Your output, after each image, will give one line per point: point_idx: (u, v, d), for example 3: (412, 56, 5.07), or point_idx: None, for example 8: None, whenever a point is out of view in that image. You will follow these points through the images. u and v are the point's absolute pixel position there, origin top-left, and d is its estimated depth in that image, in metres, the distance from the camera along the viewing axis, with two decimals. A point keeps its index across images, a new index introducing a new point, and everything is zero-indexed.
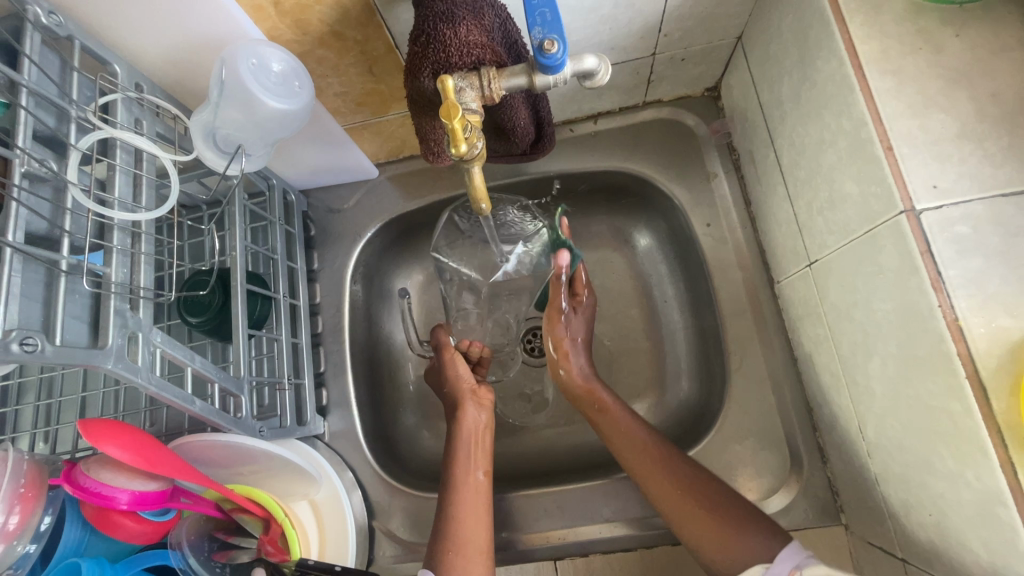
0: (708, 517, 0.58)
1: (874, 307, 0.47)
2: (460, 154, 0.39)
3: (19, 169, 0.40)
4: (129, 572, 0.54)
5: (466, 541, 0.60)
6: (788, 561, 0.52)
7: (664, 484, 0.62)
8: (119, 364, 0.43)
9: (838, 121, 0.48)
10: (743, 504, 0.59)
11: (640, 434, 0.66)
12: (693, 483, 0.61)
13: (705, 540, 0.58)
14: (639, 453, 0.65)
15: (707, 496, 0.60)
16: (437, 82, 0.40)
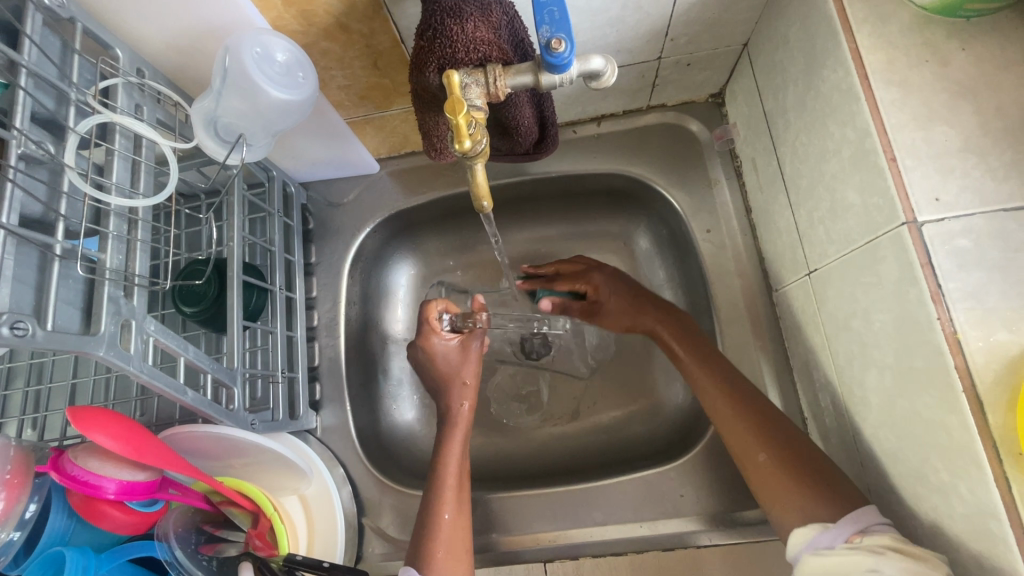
0: (788, 472, 0.54)
1: (873, 318, 0.47)
2: (463, 150, 0.38)
3: (15, 150, 0.39)
4: (114, 563, 0.52)
5: (448, 540, 0.60)
6: (854, 522, 0.48)
7: (740, 424, 0.59)
8: (111, 352, 0.42)
9: (842, 131, 0.48)
10: (835, 472, 0.53)
11: (724, 375, 0.63)
12: (779, 430, 0.57)
13: (772, 490, 0.55)
14: (716, 393, 0.62)
15: (790, 452, 0.55)
16: (443, 77, 0.40)
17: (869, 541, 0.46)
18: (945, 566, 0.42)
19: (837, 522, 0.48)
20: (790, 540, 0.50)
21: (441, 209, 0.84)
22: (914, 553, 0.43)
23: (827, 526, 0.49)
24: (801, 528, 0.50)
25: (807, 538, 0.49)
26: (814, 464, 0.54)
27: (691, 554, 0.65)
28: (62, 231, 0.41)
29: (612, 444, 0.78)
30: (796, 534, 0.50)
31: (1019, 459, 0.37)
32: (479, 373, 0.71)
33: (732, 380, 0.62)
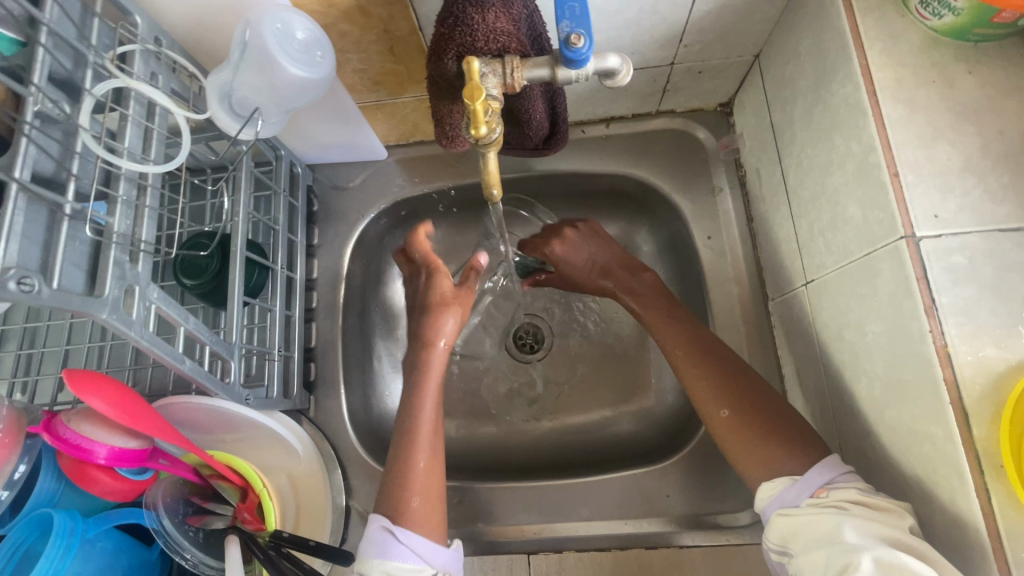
0: (755, 419, 0.57)
1: (866, 329, 0.49)
2: (479, 136, 0.39)
3: (32, 107, 0.39)
4: (101, 529, 0.51)
5: (426, 490, 0.59)
6: (818, 476, 0.50)
7: (708, 383, 0.61)
8: (114, 315, 0.42)
9: (848, 144, 0.49)
10: (794, 417, 0.56)
11: (698, 336, 0.65)
12: (744, 388, 0.59)
13: (740, 437, 0.57)
14: (688, 351, 0.64)
15: (755, 399, 0.58)
16: (464, 62, 0.41)
17: (834, 495, 0.48)
18: (904, 515, 0.45)
19: (804, 476, 0.51)
20: (760, 492, 0.53)
21: (445, 200, 0.84)
22: (873, 502, 0.46)
23: (795, 478, 0.51)
24: (768, 482, 0.53)
25: (775, 491, 0.51)
26: (777, 415, 0.57)
27: (674, 553, 0.66)
28: (73, 191, 0.41)
29: (602, 442, 0.79)
30: (766, 487, 0.52)
31: (1000, 470, 0.38)
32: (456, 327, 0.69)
33: (705, 341, 0.64)
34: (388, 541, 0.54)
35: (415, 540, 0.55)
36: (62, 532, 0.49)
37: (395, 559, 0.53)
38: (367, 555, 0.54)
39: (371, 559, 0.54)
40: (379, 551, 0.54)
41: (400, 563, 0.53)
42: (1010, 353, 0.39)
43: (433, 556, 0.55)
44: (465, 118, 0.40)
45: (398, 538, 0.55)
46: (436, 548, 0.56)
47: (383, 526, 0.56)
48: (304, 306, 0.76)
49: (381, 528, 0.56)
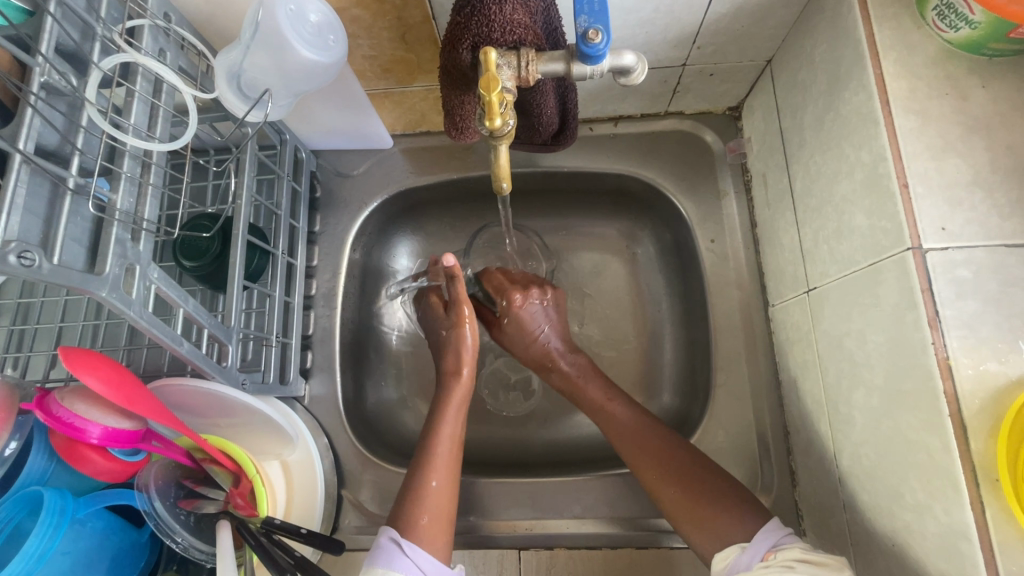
0: (678, 485, 0.60)
1: (867, 338, 0.49)
2: (494, 128, 0.38)
3: (39, 78, 0.38)
4: (91, 509, 0.50)
5: (435, 511, 0.61)
6: (764, 540, 0.53)
7: (652, 466, 0.62)
8: (113, 294, 0.42)
9: (857, 153, 0.49)
10: (713, 474, 0.60)
11: (640, 423, 0.66)
12: (686, 465, 0.61)
13: (685, 516, 0.59)
14: (632, 438, 0.65)
15: (677, 462, 0.62)
16: (480, 53, 0.39)
17: (780, 556, 0.50)
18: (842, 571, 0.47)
19: (751, 541, 0.53)
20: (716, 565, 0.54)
21: (449, 192, 0.84)
22: (815, 560, 0.48)
23: (744, 546, 0.54)
24: (721, 552, 0.55)
25: (727, 560, 0.54)
26: (720, 486, 0.59)
27: (663, 553, 0.66)
28: (77, 166, 0.41)
29: (595, 441, 0.79)
30: (719, 557, 0.55)
31: (995, 483, 0.38)
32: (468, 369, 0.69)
33: (646, 424, 0.66)
34: (393, 553, 0.56)
35: (419, 554, 0.57)
36: (52, 510, 0.47)
37: (399, 569, 0.55)
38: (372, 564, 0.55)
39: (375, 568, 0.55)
40: (384, 561, 0.55)
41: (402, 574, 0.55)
42: (1010, 368, 0.39)
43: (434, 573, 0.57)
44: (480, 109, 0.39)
45: (404, 552, 0.56)
46: (438, 565, 0.57)
47: (392, 538, 0.57)
48: (303, 292, 0.75)
49: (388, 540, 0.57)
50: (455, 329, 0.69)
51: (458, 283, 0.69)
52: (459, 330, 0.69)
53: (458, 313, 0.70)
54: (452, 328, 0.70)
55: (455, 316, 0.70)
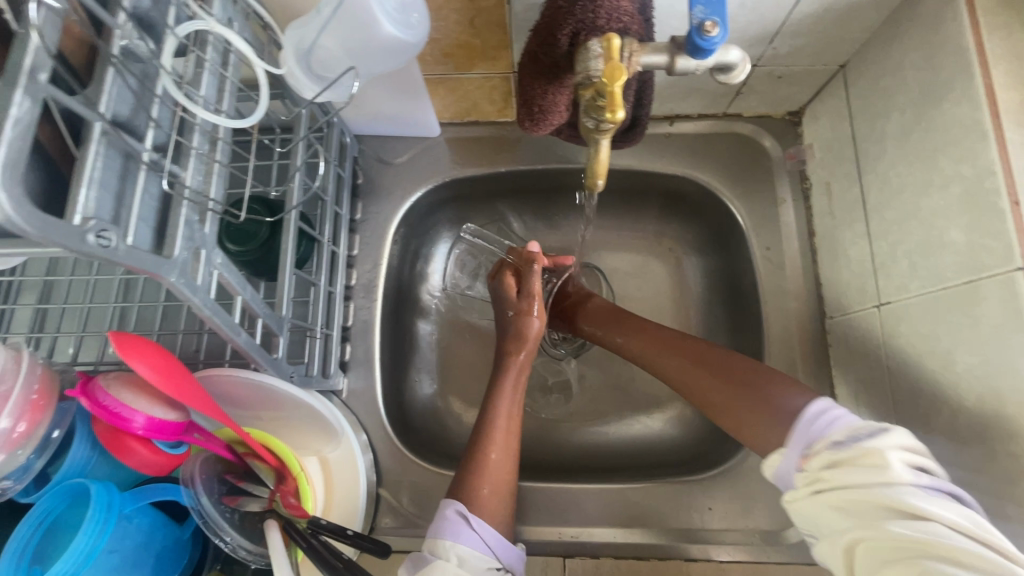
0: (711, 372, 0.56)
1: (957, 359, 0.48)
2: (615, 120, 0.37)
3: (118, 42, 0.35)
4: (137, 504, 0.48)
5: (495, 480, 0.60)
6: (799, 439, 0.45)
7: (690, 370, 0.58)
8: (181, 279, 0.39)
9: (957, 166, 0.47)
10: (744, 362, 0.55)
11: (663, 334, 0.64)
12: (726, 362, 0.56)
13: (733, 419, 0.53)
14: (656, 352, 0.63)
15: (703, 351, 0.59)
16: (603, 38, 0.38)
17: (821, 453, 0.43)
18: (886, 463, 0.39)
19: (788, 442, 0.46)
20: (765, 468, 0.48)
21: (494, 185, 0.81)
22: (843, 459, 0.41)
23: (783, 451, 0.46)
24: (771, 453, 0.47)
25: (775, 467, 0.46)
26: (758, 379, 0.52)
27: (713, 567, 0.64)
28: (151, 140, 0.38)
29: (637, 447, 0.77)
30: (767, 463, 0.48)
31: None
32: (531, 358, 0.69)
33: (668, 333, 0.64)
34: (460, 526, 0.54)
35: (485, 528, 0.55)
36: (99, 505, 0.45)
37: (467, 544, 0.54)
38: (439, 534, 0.54)
39: (443, 540, 0.53)
40: (451, 533, 0.54)
41: (471, 548, 0.53)
42: None
43: (499, 548, 0.56)
44: (599, 100, 0.39)
45: (471, 525, 0.55)
46: (502, 541, 0.56)
47: (459, 510, 0.55)
48: (344, 282, 0.72)
49: (454, 512, 0.55)
50: (524, 317, 0.70)
51: (536, 268, 0.72)
52: (527, 319, 0.69)
53: (529, 303, 0.70)
54: (520, 314, 0.70)
55: (525, 305, 0.70)
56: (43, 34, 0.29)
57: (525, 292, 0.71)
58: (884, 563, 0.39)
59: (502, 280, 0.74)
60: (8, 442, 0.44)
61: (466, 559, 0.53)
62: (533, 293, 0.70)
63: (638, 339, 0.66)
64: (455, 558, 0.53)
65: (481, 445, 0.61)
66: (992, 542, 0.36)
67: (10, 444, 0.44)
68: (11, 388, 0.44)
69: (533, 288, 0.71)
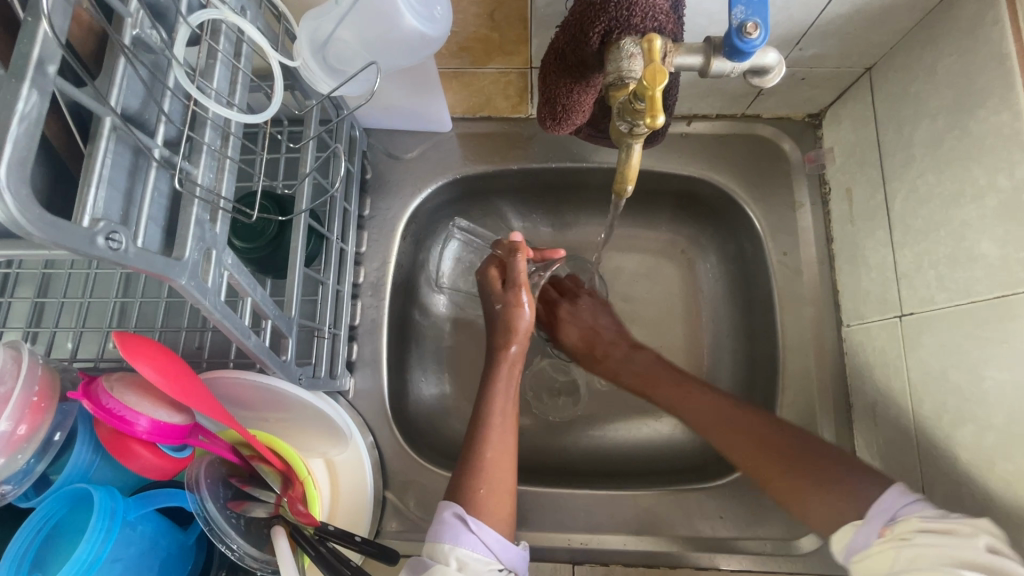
0: (757, 442, 0.58)
1: (984, 374, 0.47)
2: (654, 126, 0.36)
3: (130, 32, 0.33)
4: (142, 511, 0.46)
5: (495, 483, 0.58)
6: (881, 512, 0.47)
7: (752, 448, 0.58)
8: (191, 282, 0.37)
9: (992, 176, 0.46)
10: (810, 439, 0.56)
11: (710, 399, 0.64)
12: (760, 431, 0.59)
13: (788, 492, 0.54)
14: (715, 415, 0.62)
15: (742, 418, 0.61)
16: (644, 39, 0.36)
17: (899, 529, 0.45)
18: (971, 534, 0.42)
19: (867, 514, 0.48)
20: (833, 544, 0.49)
21: (506, 183, 0.79)
22: (930, 527, 0.43)
23: (858, 522, 0.48)
24: (840, 527, 0.49)
25: (846, 540, 0.48)
26: (799, 447, 0.56)
27: None
28: (162, 135, 0.36)
29: (646, 453, 0.76)
30: (835, 539, 0.49)
31: None
32: (524, 350, 0.68)
33: (724, 401, 0.63)
34: (459, 529, 0.53)
35: (485, 531, 0.54)
36: (103, 512, 0.44)
37: (466, 546, 0.52)
38: (437, 538, 0.53)
39: (442, 544, 0.52)
40: (449, 536, 0.53)
41: (471, 550, 0.52)
42: None
43: (501, 549, 0.54)
44: (637, 105, 0.38)
45: (470, 527, 0.54)
46: (503, 542, 0.55)
47: (456, 512, 0.54)
48: (352, 280, 0.70)
49: (451, 515, 0.54)
50: (512, 309, 0.68)
51: (522, 257, 0.69)
52: (515, 311, 0.68)
53: (515, 294, 0.69)
54: (508, 306, 0.69)
55: (513, 296, 0.69)
56: (52, 22, 0.27)
57: (512, 283, 0.70)
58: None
59: (486, 273, 0.73)
60: (9, 444, 0.42)
61: (467, 562, 0.52)
62: (519, 281, 0.69)
63: (688, 408, 0.65)
64: (455, 560, 0.51)
65: (477, 441, 0.60)
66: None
67: (10, 447, 0.43)
68: (11, 390, 0.42)
69: (518, 277, 0.69)
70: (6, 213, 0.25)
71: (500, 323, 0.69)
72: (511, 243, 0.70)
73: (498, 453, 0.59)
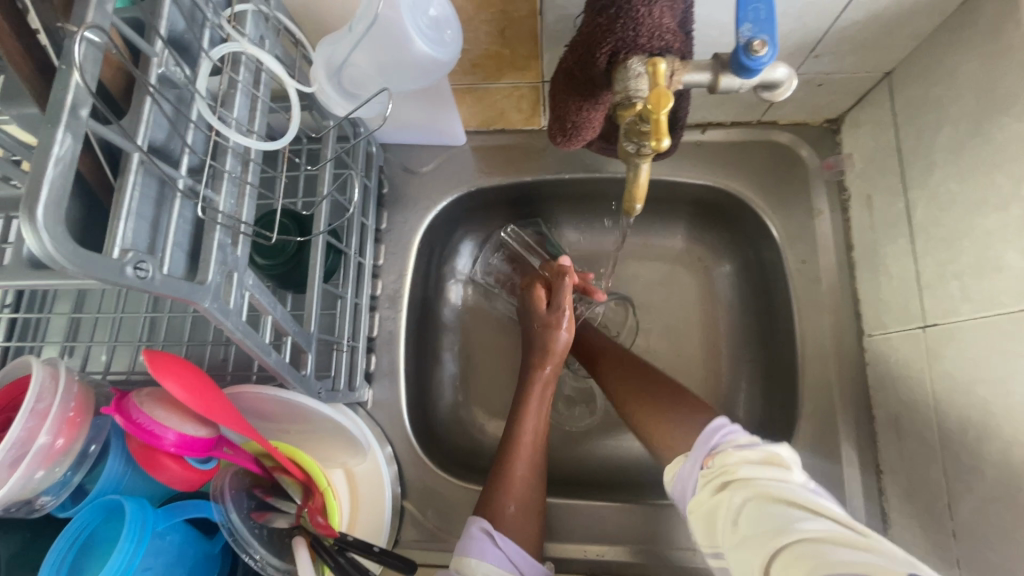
0: (637, 375, 0.66)
1: (1011, 389, 0.45)
2: (659, 149, 0.36)
3: (155, 70, 0.35)
4: (171, 521, 0.48)
5: (522, 499, 0.59)
6: (704, 446, 0.51)
7: (620, 385, 0.66)
8: (214, 304, 0.39)
9: (1017, 185, 0.45)
10: (665, 382, 0.63)
11: (633, 364, 0.68)
12: (644, 374, 0.66)
13: (650, 430, 0.59)
14: (618, 370, 0.68)
15: (639, 365, 0.68)
16: (648, 64, 0.37)
17: (717, 461, 0.48)
18: (790, 467, 0.45)
19: (690, 452, 0.52)
20: (668, 478, 0.54)
21: (520, 195, 0.80)
22: (752, 460, 0.46)
23: (684, 460, 0.52)
24: (673, 464, 0.54)
25: (676, 472, 0.52)
26: (675, 393, 0.61)
27: None
28: (186, 166, 0.37)
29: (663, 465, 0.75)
30: (669, 475, 0.53)
31: None
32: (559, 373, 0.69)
33: (635, 362, 0.68)
34: (484, 543, 0.53)
35: (511, 546, 0.54)
36: (134, 525, 0.46)
37: (493, 561, 0.52)
38: (464, 553, 0.53)
39: (470, 558, 0.52)
40: (477, 551, 0.53)
41: (495, 565, 0.52)
42: None
43: (525, 565, 0.54)
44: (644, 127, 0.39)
45: (495, 541, 0.54)
46: (526, 556, 0.55)
47: (484, 527, 0.54)
48: (370, 293, 0.72)
49: (478, 530, 0.54)
50: (551, 330, 0.69)
51: (569, 283, 0.71)
52: (554, 333, 0.69)
53: (557, 316, 0.69)
54: (548, 327, 0.69)
55: (553, 319, 0.69)
56: (83, 69, 0.29)
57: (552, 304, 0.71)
58: (795, 559, 0.37)
59: (531, 292, 0.73)
60: (47, 457, 0.45)
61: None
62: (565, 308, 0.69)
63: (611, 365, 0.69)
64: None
65: (506, 457, 0.61)
66: (870, 535, 0.38)
67: (48, 459, 0.45)
68: (49, 406, 0.44)
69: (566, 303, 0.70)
70: (44, 250, 0.26)
71: (537, 342, 0.70)
72: (560, 267, 0.72)
73: (524, 474, 0.60)
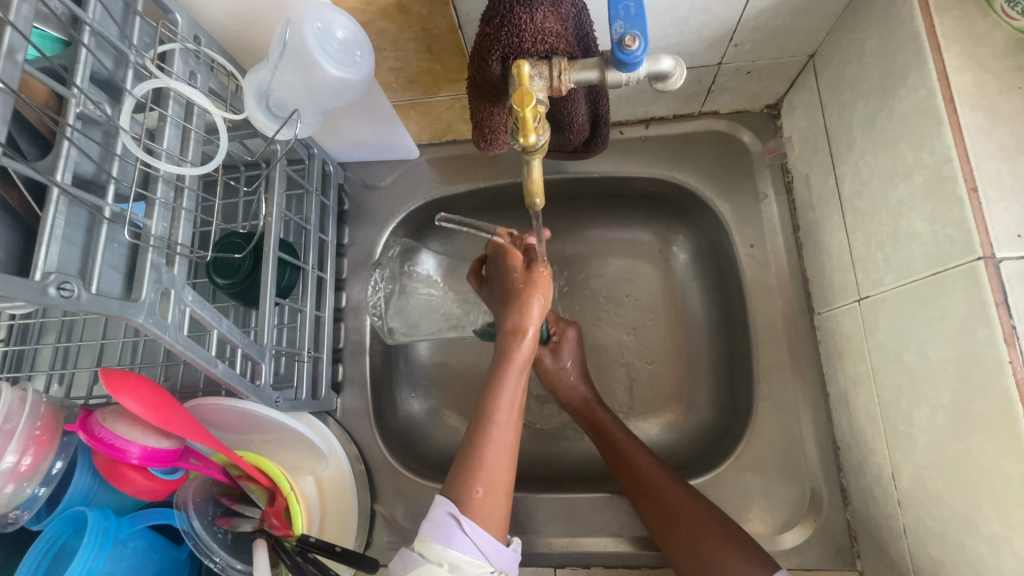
0: (658, 498, 0.62)
1: (929, 353, 0.46)
2: (527, 143, 0.39)
3: (74, 110, 0.39)
4: (133, 528, 0.51)
5: (491, 483, 0.55)
6: None
7: (655, 509, 0.62)
8: (150, 320, 0.41)
9: (917, 154, 0.46)
10: (726, 524, 0.59)
11: (663, 484, 0.63)
12: (668, 497, 0.61)
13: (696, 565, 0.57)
14: (657, 487, 0.63)
15: (672, 489, 0.62)
16: (513, 66, 0.39)
17: None
18: None
19: None
20: None
21: (475, 202, 0.83)
22: None
23: None
24: None
25: None
26: (716, 525, 0.58)
27: None
28: (113, 195, 0.41)
29: None
30: None
31: None
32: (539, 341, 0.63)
33: (663, 482, 0.63)
34: (451, 529, 0.51)
35: (479, 534, 0.52)
36: (96, 531, 0.49)
37: (458, 549, 0.51)
38: (429, 537, 0.51)
39: (434, 545, 0.50)
40: (442, 537, 0.51)
41: (461, 553, 0.50)
42: None
43: (494, 554, 0.52)
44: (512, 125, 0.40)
45: (463, 528, 0.51)
46: (497, 546, 0.53)
47: (450, 512, 0.52)
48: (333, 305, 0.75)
49: (446, 514, 0.52)
50: (529, 287, 0.63)
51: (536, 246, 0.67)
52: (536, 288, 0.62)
53: (538, 272, 0.63)
54: (527, 283, 0.63)
55: (533, 276, 0.63)
56: None
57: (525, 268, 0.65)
58: None
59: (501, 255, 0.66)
60: (15, 476, 0.48)
61: (458, 565, 0.50)
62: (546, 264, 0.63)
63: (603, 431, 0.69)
64: (446, 563, 0.50)
65: (484, 429, 0.56)
66: None
67: (17, 477, 0.48)
68: (16, 426, 0.48)
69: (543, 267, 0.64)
70: None
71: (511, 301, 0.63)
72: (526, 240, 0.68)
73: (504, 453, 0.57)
